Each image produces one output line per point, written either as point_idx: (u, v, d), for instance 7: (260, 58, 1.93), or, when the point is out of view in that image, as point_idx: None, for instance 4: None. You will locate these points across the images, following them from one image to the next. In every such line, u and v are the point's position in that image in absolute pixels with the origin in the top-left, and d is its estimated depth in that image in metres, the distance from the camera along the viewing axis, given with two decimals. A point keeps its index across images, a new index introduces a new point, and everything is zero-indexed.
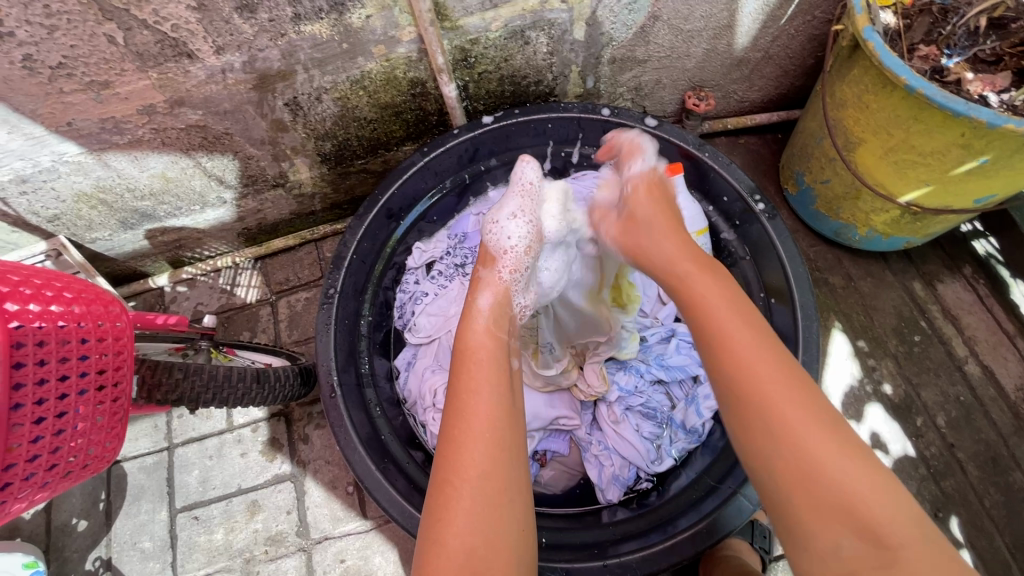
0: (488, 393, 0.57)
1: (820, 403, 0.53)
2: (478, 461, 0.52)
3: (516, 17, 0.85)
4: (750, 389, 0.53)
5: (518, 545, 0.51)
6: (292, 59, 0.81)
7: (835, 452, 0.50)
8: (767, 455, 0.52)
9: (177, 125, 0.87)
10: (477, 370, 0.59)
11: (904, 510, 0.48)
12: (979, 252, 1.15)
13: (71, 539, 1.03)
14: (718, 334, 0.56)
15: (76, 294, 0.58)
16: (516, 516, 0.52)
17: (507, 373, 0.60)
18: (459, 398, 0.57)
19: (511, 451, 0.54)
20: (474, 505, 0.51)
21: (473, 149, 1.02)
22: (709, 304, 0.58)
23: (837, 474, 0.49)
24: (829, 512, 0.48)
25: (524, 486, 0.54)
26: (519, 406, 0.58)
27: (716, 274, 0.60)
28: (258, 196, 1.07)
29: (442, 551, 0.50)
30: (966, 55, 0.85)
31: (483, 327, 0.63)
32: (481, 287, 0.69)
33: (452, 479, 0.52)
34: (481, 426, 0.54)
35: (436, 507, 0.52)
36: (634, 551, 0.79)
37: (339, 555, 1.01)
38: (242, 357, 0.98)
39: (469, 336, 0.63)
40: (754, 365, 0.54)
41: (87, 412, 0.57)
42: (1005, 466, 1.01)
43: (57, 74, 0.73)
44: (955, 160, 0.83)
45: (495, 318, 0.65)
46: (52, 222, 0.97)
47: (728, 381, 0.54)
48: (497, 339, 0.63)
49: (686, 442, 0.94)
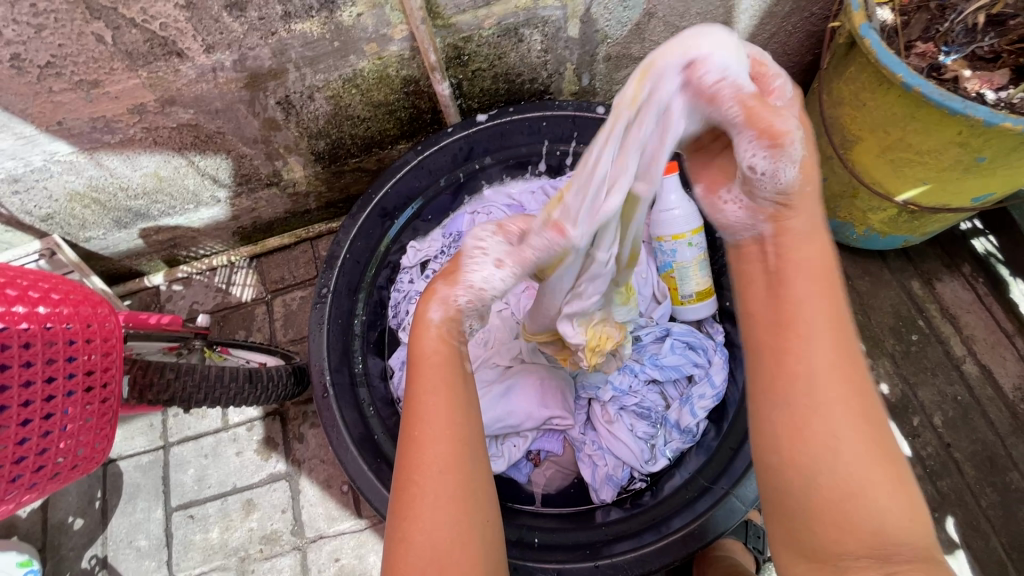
0: (443, 397, 0.56)
1: (872, 416, 0.50)
2: (440, 460, 0.53)
3: (509, 15, 0.85)
4: (807, 387, 0.50)
5: (482, 534, 0.53)
6: (283, 57, 0.80)
7: (870, 463, 0.48)
8: (804, 452, 0.49)
9: (168, 124, 0.86)
10: (433, 373, 0.58)
11: (915, 526, 0.48)
12: (978, 250, 1.14)
13: (67, 537, 1.03)
14: (789, 319, 0.51)
15: (64, 295, 0.58)
16: (480, 511, 0.54)
17: (461, 371, 0.59)
18: (415, 403, 0.56)
19: (473, 450, 0.55)
20: (439, 504, 0.52)
21: (468, 148, 1.01)
22: (786, 281, 0.53)
23: (872, 492, 0.48)
24: (840, 511, 0.47)
25: (485, 481, 0.56)
26: (476, 405, 0.58)
27: (806, 241, 0.54)
28: (253, 195, 1.06)
29: (408, 546, 0.51)
30: (964, 52, 0.84)
31: (438, 331, 0.60)
32: (438, 299, 0.61)
33: (416, 478, 0.53)
34: (441, 432, 0.54)
35: (400, 506, 0.53)
36: (627, 551, 0.79)
37: (334, 554, 1.01)
38: (236, 356, 0.98)
39: (422, 342, 0.59)
40: (822, 362, 0.50)
41: (76, 413, 0.57)
42: (1002, 466, 1.01)
43: (46, 73, 0.73)
44: (953, 159, 0.82)
45: (450, 325, 0.61)
46: (46, 221, 0.96)
47: (788, 371, 0.51)
48: (452, 342, 0.60)
49: (681, 442, 0.94)
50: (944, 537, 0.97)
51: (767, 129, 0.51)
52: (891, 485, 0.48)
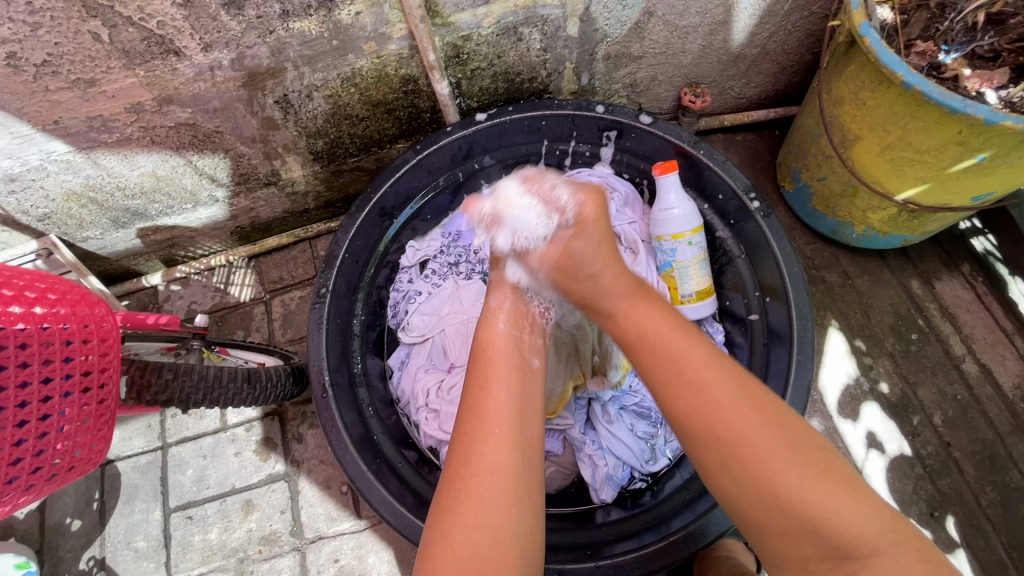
0: (503, 393, 0.58)
1: (785, 418, 0.53)
2: (493, 457, 0.53)
3: (508, 13, 0.84)
4: (708, 417, 0.53)
5: (522, 540, 0.51)
6: (281, 56, 0.80)
7: (800, 468, 0.49)
8: (729, 483, 0.52)
9: (166, 123, 0.86)
10: (494, 370, 0.60)
11: (872, 515, 0.48)
12: (977, 249, 1.14)
13: (65, 539, 1.03)
14: (668, 361, 0.57)
15: (61, 295, 0.57)
16: (527, 516, 0.52)
17: (521, 372, 0.61)
18: (475, 397, 0.58)
19: (524, 450, 0.54)
20: (485, 500, 0.51)
21: (467, 147, 1.01)
22: (655, 329, 0.59)
23: (807, 487, 0.49)
24: (785, 521, 0.49)
25: (536, 488, 0.54)
26: (535, 406, 0.58)
27: (626, 299, 0.63)
28: (251, 194, 1.06)
29: (446, 543, 0.50)
30: (964, 50, 0.84)
31: (503, 328, 0.65)
32: (494, 288, 0.72)
33: (464, 475, 0.53)
34: (497, 428, 0.55)
35: (445, 500, 0.52)
36: (628, 552, 0.79)
37: (334, 554, 1.01)
38: (234, 356, 0.97)
39: (491, 336, 0.64)
40: (709, 390, 0.54)
41: (73, 414, 0.57)
42: (1002, 465, 1.00)
43: (42, 72, 0.72)
44: (953, 157, 0.82)
45: (514, 315, 0.68)
46: (42, 221, 0.96)
47: (682, 411, 0.54)
48: (514, 341, 0.64)
49: (680, 442, 0.95)
50: (944, 536, 0.97)
51: (552, 250, 0.65)
52: (823, 479, 0.49)
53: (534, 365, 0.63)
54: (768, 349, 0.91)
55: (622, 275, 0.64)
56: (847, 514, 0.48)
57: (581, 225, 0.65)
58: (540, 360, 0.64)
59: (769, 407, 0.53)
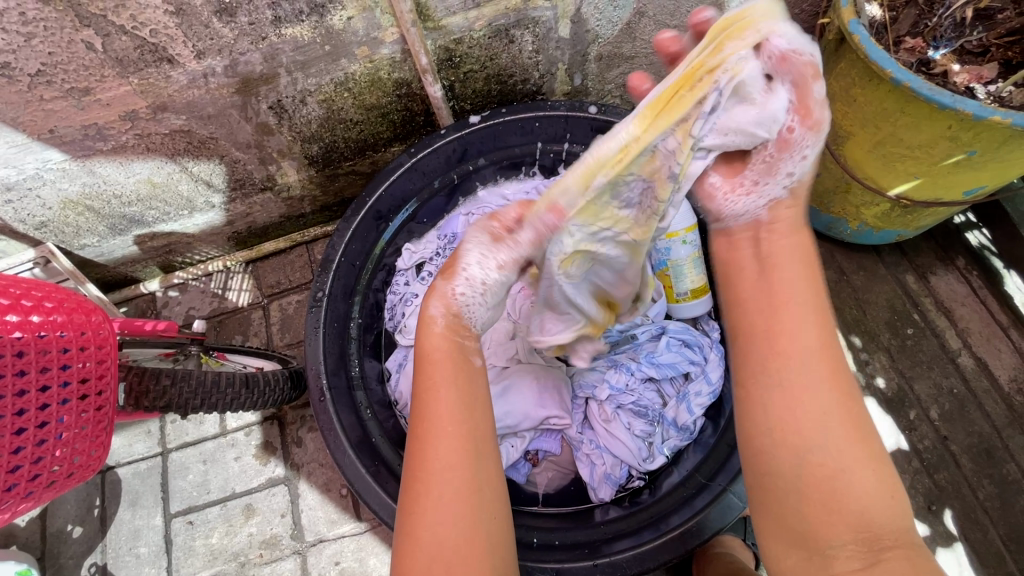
0: (450, 395, 0.54)
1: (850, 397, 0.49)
2: (444, 459, 0.52)
3: (499, 16, 0.85)
4: (781, 377, 0.50)
5: (491, 535, 0.52)
6: (274, 62, 0.81)
7: (844, 445, 0.48)
8: (778, 450, 0.49)
9: (160, 130, 0.86)
10: (439, 372, 0.56)
11: (898, 507, 0.48)
12: (972, 243, 1.14)
13: (66, 546, 1.03)
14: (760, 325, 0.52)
15: (57, 303, 0.58)
16: (489, 512, 0.52)
17: (467, 370, 0.57)
18: (419, 401, 0.55)
19: (475, 448, 0.53)
20: (445, 500, 0.51)
21: (462, 150, 1.02)
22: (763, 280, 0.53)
23: (853, 475, 0.47)
24: (816, 500, 0.47)
25: (495, 483, 0.54)
26: (483, 402, 0.56)
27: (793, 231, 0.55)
28: (247, 200, 1.06)
29: (415, 545, 0.51)
30: (952, 46, 0.85)
31: (442, 329, 0.59)
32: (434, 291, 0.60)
33: (422, 475, 0.53)
34: (446, 430, 0.53)
35: (408, 502, 0.53)
36: (626, 550, 0.79)
37: (335, 557, 1.01)
38: (233, 361, 0.99)
39: (427, 339, 0.58)
40: (788, 349, 0.50)
41: (71, 421, 0.57)
42: (999, 458, 1.01)
43: (37, 82, 0.73)
44: (944, 152, 0.82)
45: (456, 317, 0.60)
46: (40, 229, 0.96)
47: (756, 364, 0.51)
48: (461, 338, 0.59)
49: (678, 439, 0.94)
50: (942, 530, 0.97)
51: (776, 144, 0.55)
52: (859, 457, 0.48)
53: (478, 362, 0.59)
54: None
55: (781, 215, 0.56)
56: (875, 502, 0.47)
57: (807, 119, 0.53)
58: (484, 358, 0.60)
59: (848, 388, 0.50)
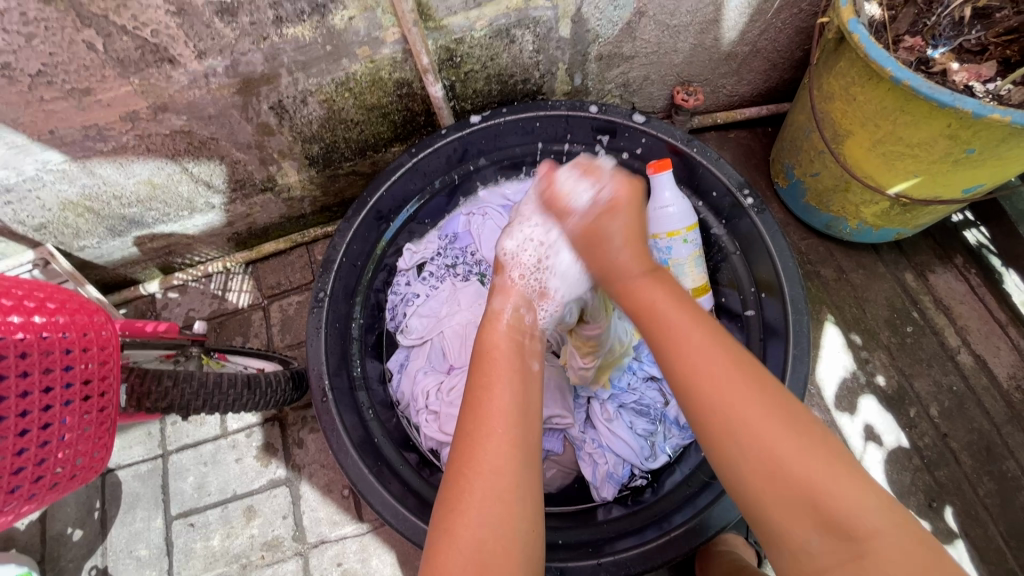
0: (502, 394, 0.57)
1: (787, 404, 0.52)
2: (495, 459, 0.53)
3: (500, 16, 0.85)
4: (707, 395, 0.52)
5: (527, 541, 0.52)
6: (275, 62, 0.80)
7: (799, 451, 0.49)
8: (734, 469, 0.50)
9: (161, 131, 0.86)
10: (496, 370, 0.60)
11: (872, 499, 0.48)
12: (970, 242, 1.15)
13: (66, 549, 1.02)
14: (679, 352, 0.54)
15: (59, 305, 0.58)
16: (528, 518, 0.53)
17: (522, 372, 0.60)
18: (476, 396, 0.58)
19: (524, 449, 0.55)
20: (485, 500, 0.52)
21: (462, 150, 1.02)
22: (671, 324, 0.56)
23: (811, 473, 0.48)
24: (786, 502, 0.48)
25: (535, 485, 0.54)
26: (535, 406, 0.58)
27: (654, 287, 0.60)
28: (247, 200, 1.06)
29: (453, 540, 0.51)
30: (951, 45, 0.85)
31: (505, 329, 0.64)
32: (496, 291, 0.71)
33: (469, 472, 0.53)
34: (499, 428, 0.55)
35: (448, 500, 0.53)
36: (629, 549, 0.79)
37: (337, 558, 1.01)
38: (234, 362, 0.99)
39: (491, 337, 0.64)
40: (713, 377, 0.52)
41: (74, 423, 0.57)
42: (999, 454, 1.01)
43: (37, 82, 0.72)
44: (943, 151, 0.82)
45: (515, 320, 0.66)
46: (39, 230, 0.96)
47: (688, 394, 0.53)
48: (516, 343, 0.63)
49: (680, 438, 0.96)
50: (943, 526, 0.98)
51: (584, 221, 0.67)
52: (822, 463, 0.49)
53: (534, 367, 0.62)
54: (764, 344, 0.92)
55: (639, 256, 0.63)
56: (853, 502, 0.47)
57: (614, 206, 0.67)
58: (539, 362, 0.63)
59: (782, 399, 0.52)
